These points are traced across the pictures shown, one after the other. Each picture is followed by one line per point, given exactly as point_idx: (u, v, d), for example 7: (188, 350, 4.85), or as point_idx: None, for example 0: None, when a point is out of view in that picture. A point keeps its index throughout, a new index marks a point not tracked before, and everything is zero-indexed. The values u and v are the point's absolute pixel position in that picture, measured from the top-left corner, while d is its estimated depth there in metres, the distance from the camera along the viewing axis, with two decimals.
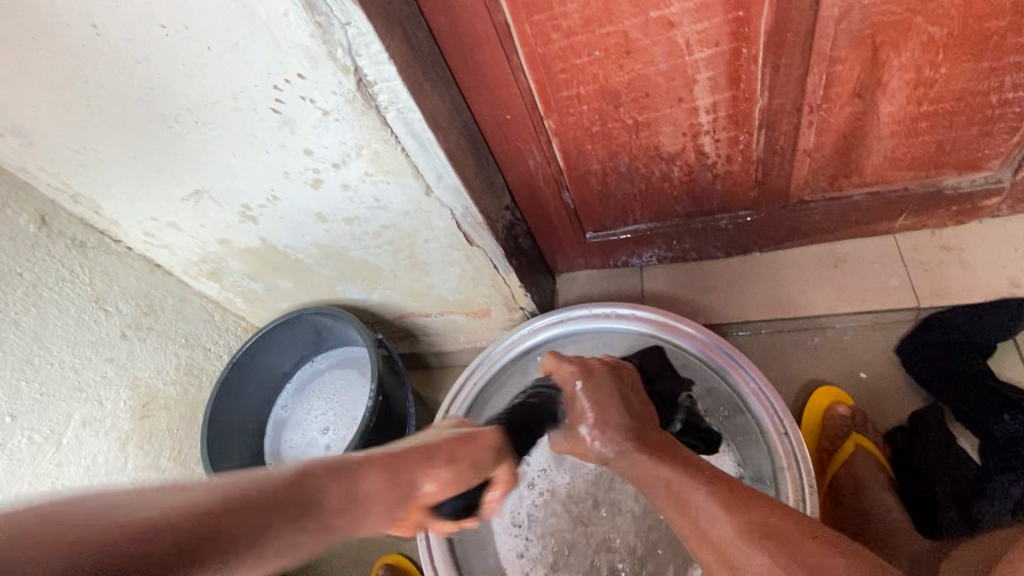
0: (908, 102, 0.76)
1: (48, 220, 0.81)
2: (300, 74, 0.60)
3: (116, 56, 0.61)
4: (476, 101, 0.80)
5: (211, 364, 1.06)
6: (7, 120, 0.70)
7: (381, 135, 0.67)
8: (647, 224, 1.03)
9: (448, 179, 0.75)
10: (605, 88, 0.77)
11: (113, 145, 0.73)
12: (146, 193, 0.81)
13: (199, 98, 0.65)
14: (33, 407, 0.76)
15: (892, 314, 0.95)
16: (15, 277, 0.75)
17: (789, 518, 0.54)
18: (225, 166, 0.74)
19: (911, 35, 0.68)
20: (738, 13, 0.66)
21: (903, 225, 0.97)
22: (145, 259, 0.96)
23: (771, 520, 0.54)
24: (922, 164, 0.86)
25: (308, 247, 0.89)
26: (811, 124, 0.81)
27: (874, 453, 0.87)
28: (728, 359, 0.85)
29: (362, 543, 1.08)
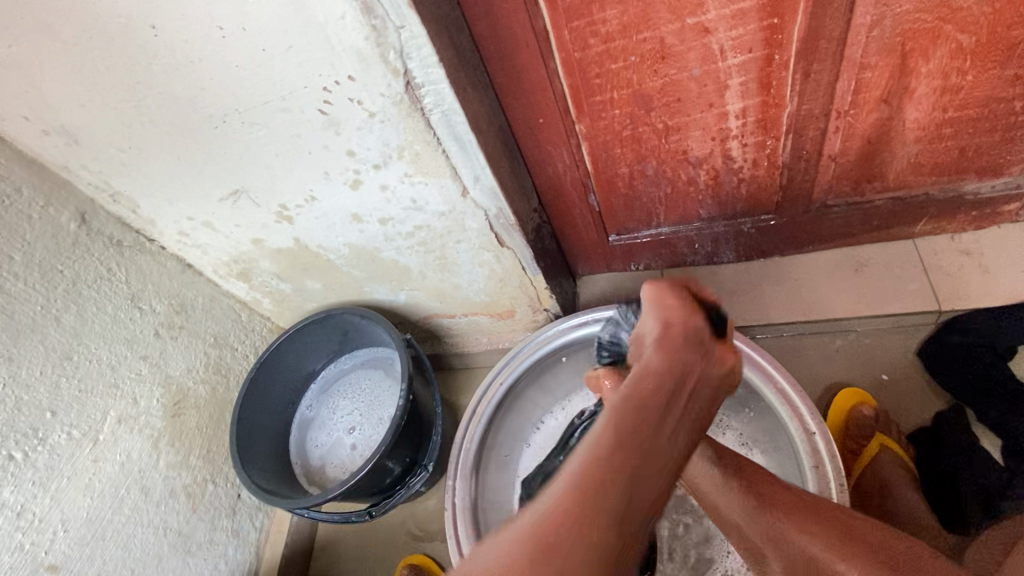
0: (934, 109, 0.78)
1: (88, 218, 0.83)
2: (351, 76, 0.62)
3: (170, 57, 0.62)
4: (510, 105, 0.81)
5: (238, 363, 1.07)
6: (55, 119, 0.72)
7: (424, 136, 0.69)
8: (670, 228, 1.04)
9: (484, 181, 0.77)
10: (638, 92, 0.79)
11: (159, 144, 0.74)
12: (185, 193, 0.82)
13: (248, 99, 0.66)
14: (72, 402, 0.77)
15: (913, 318, 0.97)
16: (55, 274, 0.77)
17: (829, 515, 0.62)
18: (266, 166, 0.76)
19: (940, 43, 0.70)
20: (773, 20, 0.68)
21: (924, 229, 0.98)
22: (177, 259, 0.96)
23: (815, 519, 0.62)
24: (944, 170, 0.88)
25: (340, 247, 0.90)
26: (838, 129, 0.83)
27: (898, 453, 0.88)
28: (754, 362, 0.85)
29: (384, 542, 1.09)
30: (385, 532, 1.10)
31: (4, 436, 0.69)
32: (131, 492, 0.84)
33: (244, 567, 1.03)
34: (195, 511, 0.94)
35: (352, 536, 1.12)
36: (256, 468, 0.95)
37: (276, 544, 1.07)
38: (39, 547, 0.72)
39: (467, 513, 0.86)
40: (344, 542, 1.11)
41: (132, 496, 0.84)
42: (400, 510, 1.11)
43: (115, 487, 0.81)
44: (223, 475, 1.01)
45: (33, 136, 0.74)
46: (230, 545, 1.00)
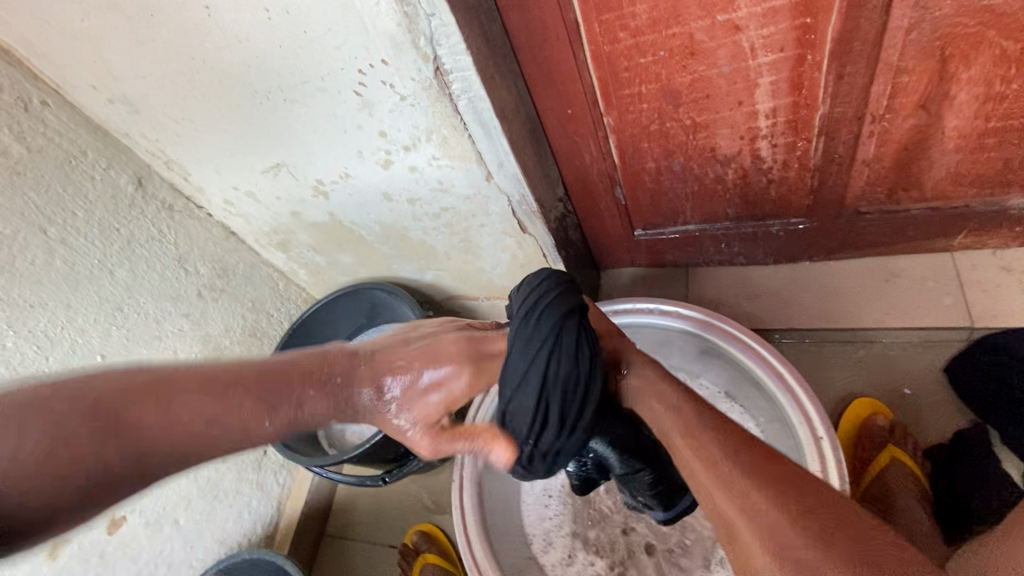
0: (975, 117, 0.76)
1: (144, 181, 0.90)
2: (383, 60, 0.65)
3: (221, 37, 0.67)
4: (540, 95, 0.83)
5: (273, 329, 1.14)
6: (119, 90, 0.78)
7: (451, 121, 0.72)
8: (697, 225, 1.04)
9: (508, 168, 0.80)
10: (666, 87, 0.79)
11: (206, 117, 0.80)
12: (231, 163, 0.88)
13: (289, 78, 0.71)
14: (120, 349, 0.85)
15: (942, 333, 0.94)
16: (113, 232, 0.84)
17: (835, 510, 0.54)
18: (305, 142, 0.80)
19: (982, 48, 0.68)
20: (805, 19, 0.68)
21: (963, 243, 0.95)
22: (222, 226, 1.02)
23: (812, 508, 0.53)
24: (986, 181, 0.85)
25: (372, 224, 0.95)
26: (872, 134, 0.81)
27: (910, 468, 0.87)
28: (779, 373, 0.84)
29: (397, 510, 1.13)
30: (398, 501, 1.14)
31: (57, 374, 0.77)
32: None
33: (266, 519, 1.09)
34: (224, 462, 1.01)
35: (368, 502, 1.16)
36: None
37: (298, 501, 1.13)
38: None
39: (474, 486, 0.87)
40: (361, 506, 1.16)
41: None
42: (415, 481, 1.15)
43: None
44: None
45: (98, 104, 0.81)
46: (254, 497, 1.06)
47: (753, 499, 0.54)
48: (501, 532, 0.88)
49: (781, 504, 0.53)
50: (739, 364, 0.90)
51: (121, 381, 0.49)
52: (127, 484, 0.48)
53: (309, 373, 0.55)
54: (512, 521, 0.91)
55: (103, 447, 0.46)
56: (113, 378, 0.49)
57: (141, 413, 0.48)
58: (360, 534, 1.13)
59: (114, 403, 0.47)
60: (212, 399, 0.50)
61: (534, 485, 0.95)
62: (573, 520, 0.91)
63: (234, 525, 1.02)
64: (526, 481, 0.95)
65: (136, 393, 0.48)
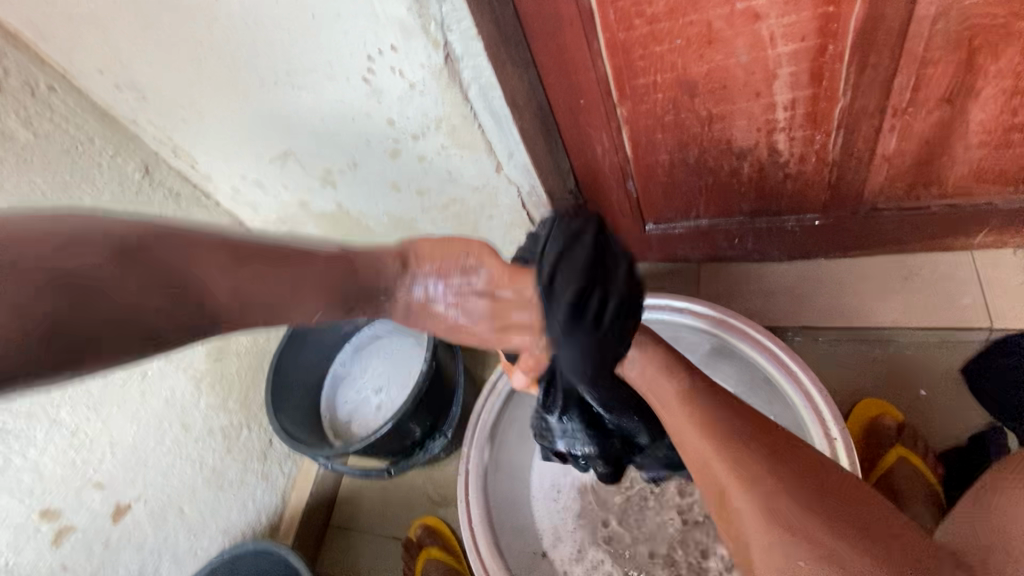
0: (1001, 111, 0.74)
1: (151, 169, 0.89)
2: (393, 46, 0.64)
3: (228, 20, 0.66)
4: (552, 85, 0.81)
5: None
6: (126, 75, 0.77)
7: (461, 110, 0.71)
8: (709, 220, 1.02)
9: (518, 158, 0.79)
10: (682, 77, 0.77)
11: (214, 103, 0.79)
12: (238, 151, 0.87)
13: (296, 64, 0.70)
14: None
15: (961, 334, 0.92)
16: None
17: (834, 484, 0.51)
18: (312, 130, 0.79)
19: (1012, 40, 0.66)
20: (827, 8, 0.66)
21: (983, 241, 0.93)
22: (229, 215, 1.02)
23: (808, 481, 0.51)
24: (1010, 178, 0.82)
25: (379, 215, 0.93)
26: (893, 128, 0.79)
27: (918, 468, 0.85)
28: (791, 371, 0.83)
29: (402, 503, 1.13)
30: (402, 494, 1.13)
31: None
32: (173, 426, 0.91)
33: (271, 509, 1.09)
34: (229, 451, 1.00)
35: (373, 494, 1.16)
36: (287, 415, 1.01)
37: (303, 492, 1.13)
38: (88, 465, 0.80)
39: (479, 479, 0.87)
40: (366, 498, 1.16)
41: (174, 429, 0.91)
42: (420, 474, 1.14)
43: (158, 420, 0.89)
44: (259, 422, 1.08)
45: (105, 89, 0.80)
46: (259, 487, 1.06)
47: (749, 468, 0.52)
48: (507, 526, 0.87)
49: (776, 479, 0.50)
50: (750, 362, 0.88)
51: (220, 259, 0.47)
52: (98, 360, 0.44)
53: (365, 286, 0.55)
54: (519, 515, 0.90)
55: (164, 306, 0.45)
56: (168, 234, 0.46)
57: (206, 275, 0.46)
58: (365, 526, 1.12)
59: (161, 265, 0.44)
60: (270, 286, 0.49)
61: (542, 480, 0.94)
62: (581, 516, 0.90)
63: (239, 515, 1.02)
64: (534, 477, 0.94)
65: (198, 252, 0.46)
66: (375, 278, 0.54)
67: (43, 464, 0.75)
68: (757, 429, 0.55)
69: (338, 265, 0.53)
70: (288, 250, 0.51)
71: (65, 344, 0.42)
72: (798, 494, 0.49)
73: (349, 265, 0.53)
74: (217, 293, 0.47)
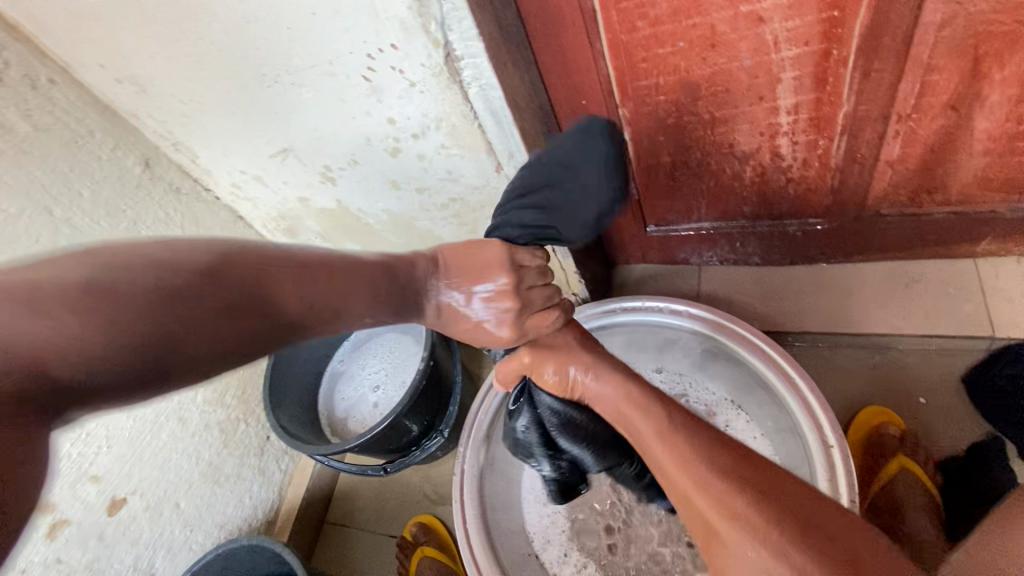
0: (1006, 119, 0.73)
1: (151, 163, 0.89)
2: (393, 45, 0.64)
3: (229, 16, 0.66)
4: (554, 85, 0.81)
5: None
6: (126, 69, 0.77)
7: (462, 110, 0.71)
8: (711, 223, 1.01)
9: (520, 158, 0.78)
10: (685, 80, 0.77)
11: (214, 99, 0.79)
12: (238, 147, 0.87)
13: (297, 61, 0.69)
14: None
15: (962, 342, 0.91)
16: (118, 213, 0.84)
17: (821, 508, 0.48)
18: (313, 127, 0.79)
19: (1018, 47, 0.65)
20: (832, 12, 0.65)
21: (986, 249, 0.92)
22: (229, 210, 1.02)
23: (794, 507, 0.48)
24: (1014, 187, 0.81)
25: (379, 213, 0.93)
26: (897, 134, 0.78)
27: (920, 479, 0.84)
28: (790, 377, 0.82)
29: (397, 501, 1.13)
30: (399, 492, 1.14)
31: None
32: (170, 420, 0.91)
33: (267, 504, 1.09)
34: (226, 446, 1.01)
35: (369, 491, 1.16)
36: (286, 410, 1.02)
37: (299, 487, 1.13)
38: (85, 459, 0.79)
39: (475, 479, 0.87)
40: (362, 494, 1.16)
41: (170, 423, 0.91)
42: (416, 471, 1.15)
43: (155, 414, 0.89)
44: (256, 417, 1.08)
45: (106, 83, 0.80)
46: (255, 482, 1.06)
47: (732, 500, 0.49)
48: (501, 528, 0.87)
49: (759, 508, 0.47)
50: (748, 366, 0.88)
51: (287, 269, 0.49)
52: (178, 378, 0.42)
53: (402, 286, 0.59)
54: (512, 517, 0.90)
55: (234, 318, 0.44)
56: (218, 247, 0.46)
57: (271, 279, 0.47)
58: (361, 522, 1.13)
59: (251, 277, 0.46)
60: (343, 291, 0.52)
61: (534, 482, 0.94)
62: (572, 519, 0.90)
63: (234, 510, 1.03)
64: (527, 478, 0.94)
65: (256, 266, 0.47)
66: (410, 277, 0.60)
67: None
68: (741, 458, 0.52)
69: (375, 273, 0.56)
70: (348, 260, 0.54)
71: (159, 357, 0.40)
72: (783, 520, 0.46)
73: (388, 269, 0.57)
74: (297, 308, 0.49)
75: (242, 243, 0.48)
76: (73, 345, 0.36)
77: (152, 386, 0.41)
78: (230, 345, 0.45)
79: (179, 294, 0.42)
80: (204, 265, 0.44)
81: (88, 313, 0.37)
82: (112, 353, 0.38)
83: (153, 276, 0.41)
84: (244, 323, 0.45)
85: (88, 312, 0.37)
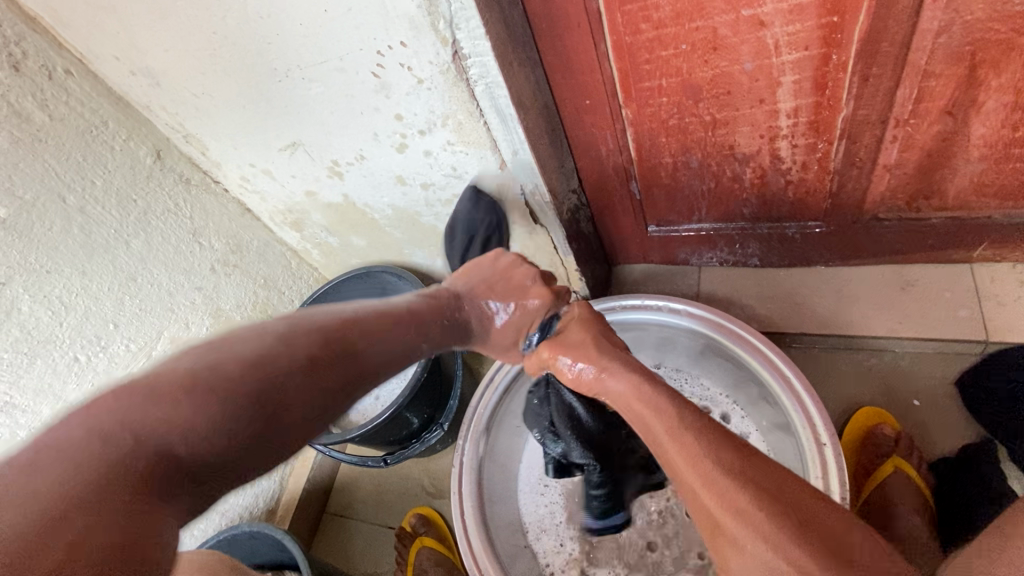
0: (1002, 125, 0.74)
1: (162, 155, 0.91)
2: (402, 42, 0.66)
3: (243, 12, 0.68)
4: (559, 85, 0.83)
5: (284, 307, 1.15)
6: (141, 62, 0.79)
7: (468, 107, 0.72)
8: (711, 224, 1.03)
9: (523, 156, 0.79)
10: (687, 82, 0.78)
11: (226, 92, 0.81)
12: (248, 141, 0.88)
13: (308, 57, 0.71)
14: (132, 319, 0.86)
15: (957, 346, 0.92)
16: (129, 203, 0.86)
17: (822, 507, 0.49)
18: (322, 122, 0.81)
19: (1013, 55, 0.66)
20: (832, 18, 0.66)
21: (982, 254, 0.93)
22: (238, 203, 1.03)
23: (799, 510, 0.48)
24: (1010, 193, 0.83)
25: (385, 208, 0.95)
26: (895, 138, 0.79)
27: (914, 479, 0.86)
28: (786, 377, 0.83)
29: (397, 492, 1.14)
30: (398, 484, 1.15)
31: (71, 340, 0.78)
32: None
33: (268, 493, 1.10)
34: None
35: (369, 482, 1.18)
36: None
37: (301, 477, 1.14)
38: None
39: (473, 472, 0.87)
40: (362, 485, 1.18)
41: None
42: (415, 464, 1.16)
43: None
44: None
45: (121, 75, 0.82)
46: None
47: (735, 498, 0.49)
48: (497, 519, 0.88)
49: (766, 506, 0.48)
50: (746, 365, 0.89)
51: (349, 329, 0.53)
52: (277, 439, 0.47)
53: (449, 321, 0.64)
54: (509, 507, 0.92)
55: (309, 376, 0.49)
56: (286, 321, 0.51)
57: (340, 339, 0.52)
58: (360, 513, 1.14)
59: (322, 340, 0.51)
60: (401, 332, 0.57)
61: (530, 472, 0.96)
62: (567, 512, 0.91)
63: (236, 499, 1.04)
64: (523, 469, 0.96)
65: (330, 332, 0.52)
66: (451, 312, 0.65)
67: None
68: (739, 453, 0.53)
69: (425, 318, 0.61)
70: (401, 305, 0.60)
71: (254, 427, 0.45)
72: (789, 522, 0.47)
73: (433, 310, 0.62)
74: (370, 354, 0.54)
75: (309, 307, 0.54)
76: (191, 426, 0.42)
77: (262, 450, 0.47)
78: (320, 401, 0.49)
79: (267, 362, 0.47)
80: (276, 336, 0.49)
81: (194, 399, 0.43)
82: (223, 422, 0.43)
83: (242, 362, 0.46)
84: (322, 379, 0.50)
85: (188, 401, 0.42)
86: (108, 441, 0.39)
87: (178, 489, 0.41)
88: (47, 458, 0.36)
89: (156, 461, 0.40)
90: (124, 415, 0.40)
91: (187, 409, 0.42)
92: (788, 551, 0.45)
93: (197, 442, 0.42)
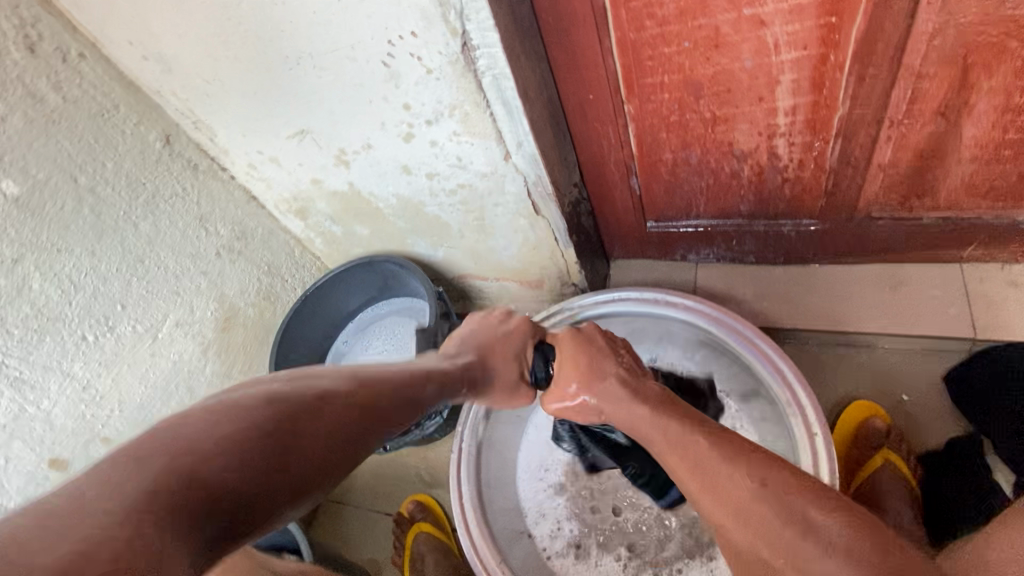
0: (993, 127, 0.76)
1: (171, 140, 0.92)
2: (413, 32, 0.67)
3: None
4: (563, 79, 0.84)
5: (286, 294, 1.16)
6: (154, 47, 0.80)
7: (474, 97, 0.74)
8: (709, 221, 1.05)
9: (527, 148, 0.81)
10: (689, 79, 0.80)
11: (237, 79, 0.82)
12: (257, 127, 0.90)
13: (319, 45, 0.73)
14: (139, 300, 0.87)
15: (945, 344, 0.95)
16: (139, 185, 0.87)
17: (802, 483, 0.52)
18: (330, 110, 0.82)
19: (1004, 58, 0.69)
20: (830, 18, 0.68)
21: (972, 254, 0.96)
22: (244, 190, 1.05)
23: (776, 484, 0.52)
24: (1000, 194, 0.85)
25: (389, 197, 0.96)
26: (889, 138, 0.82)
27: (902, 470, 0.88)
28: (780, 369, 0.86)
29: (395, 479, 1.16)
30: (397, 471, 1.17)
31: (79, 319, 0.79)
32: (179, 389, 0.94)
33: None
34: None
35: (366, 469, 1.19)
36: None
37: None
38: (97, 421, 0.83)
39: (471, 456, 0.91)
40: (360, 472, 1.19)
41: (179, 392, 0.94)
42: (413, 453, 1.18)
43: (165, 382, 0.92)
44: None
45: (133, 60, 0.83)
46: None
47: (716, 477, 0.55)
48: (495, 504, 0.90)
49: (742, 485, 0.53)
50: (741, 358, 0.91)
51: (383, 379, 0.55)
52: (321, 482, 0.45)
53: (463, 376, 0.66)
54: (507, 493, 0.93)
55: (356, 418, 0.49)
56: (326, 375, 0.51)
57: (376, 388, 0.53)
58: (357, 499, 1.15)
59: (364, 390, 0.51)
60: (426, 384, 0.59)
61: (530, 459, 0.97)
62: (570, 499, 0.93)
63: None
64: (522, 457, 0.97)
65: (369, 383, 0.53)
66: (468, 369, 0.68)
67: (55, 415, 0.78)
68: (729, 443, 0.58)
69: (444, 375, 0.63)
70: (421, 367, 0.62)
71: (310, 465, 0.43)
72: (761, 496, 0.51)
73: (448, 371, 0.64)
74: (401, 406, 0.54)
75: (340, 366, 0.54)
76: (248, 457, 0.39)
77: (301, 503, 0.43)
78: (349, 458, 0.47)
79: (323, 406, 0.46)
80: (322, 384, 0.49)
81: (258, 435, 0.41)
82: (262, 454, 0.40)
83: (301, 403, 0.45)
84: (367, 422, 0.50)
85: (251, 436, 0.40)
86: (143, 463, 0.35)
87: (204, 534, 0.35)
88: (103, 487, 0.33)
89: (205, 500, 0.36)
90: (184, 441, 0.37)
91: (223, 434, 0.39)
92: (761, 522, 0.50)
93: (234, 482, 0.38)
